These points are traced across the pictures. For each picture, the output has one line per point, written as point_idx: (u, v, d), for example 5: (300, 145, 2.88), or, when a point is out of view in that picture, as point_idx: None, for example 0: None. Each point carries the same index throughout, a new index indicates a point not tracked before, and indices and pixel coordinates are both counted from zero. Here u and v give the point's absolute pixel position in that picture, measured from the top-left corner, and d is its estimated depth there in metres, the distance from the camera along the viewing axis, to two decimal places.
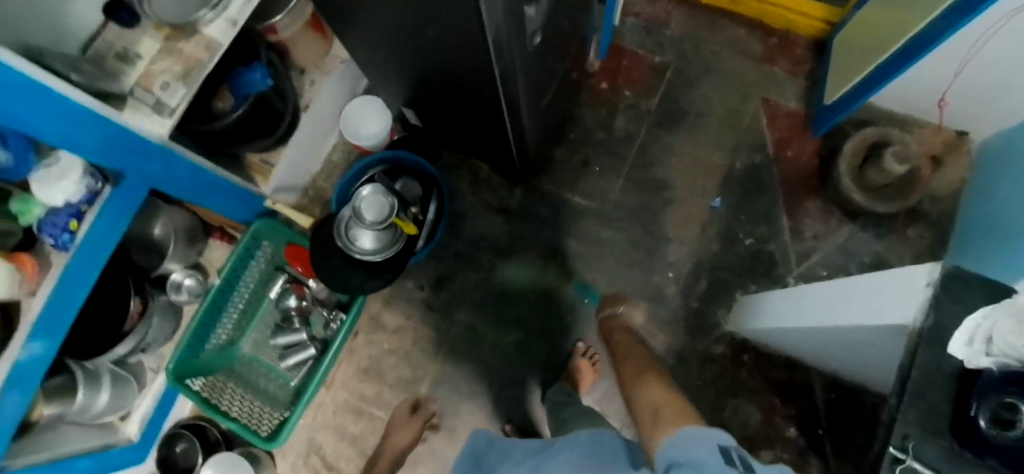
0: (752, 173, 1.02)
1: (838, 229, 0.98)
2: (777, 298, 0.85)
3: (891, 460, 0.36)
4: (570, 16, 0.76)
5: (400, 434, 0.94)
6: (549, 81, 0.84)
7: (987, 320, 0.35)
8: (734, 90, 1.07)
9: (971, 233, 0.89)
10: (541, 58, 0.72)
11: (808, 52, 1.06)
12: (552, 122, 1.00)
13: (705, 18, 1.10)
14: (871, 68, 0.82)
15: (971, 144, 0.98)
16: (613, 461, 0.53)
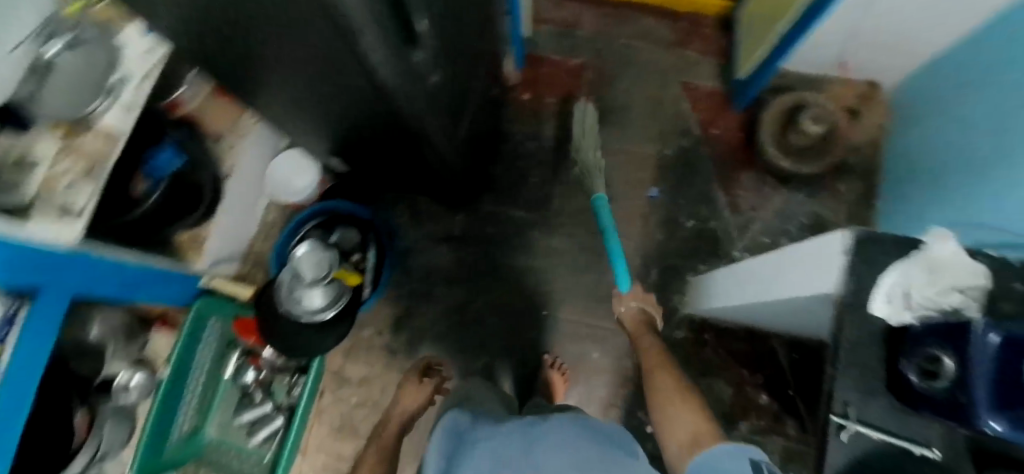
0: (682, 157, 1.05)
1: (773, 197, 1.01)
2: (720, 277, 0.85)
3: (836, 426, 0.38)
4: (470, 43, 0.76)
5: (409, 399, 0.91)
6: (465, 105, 0.82)
7: (900, 279, 0.38)
8: (653, 79, 1.08)
9: (912, 178, 0.90)
10: (450, 87, 0.70)
11: (716, 31, 1.08)
12: (483, 142, 0.99)
13: (613, 13, 1.10)
14: (778, 36, 0.82)
15: (883, 91, 1.01)
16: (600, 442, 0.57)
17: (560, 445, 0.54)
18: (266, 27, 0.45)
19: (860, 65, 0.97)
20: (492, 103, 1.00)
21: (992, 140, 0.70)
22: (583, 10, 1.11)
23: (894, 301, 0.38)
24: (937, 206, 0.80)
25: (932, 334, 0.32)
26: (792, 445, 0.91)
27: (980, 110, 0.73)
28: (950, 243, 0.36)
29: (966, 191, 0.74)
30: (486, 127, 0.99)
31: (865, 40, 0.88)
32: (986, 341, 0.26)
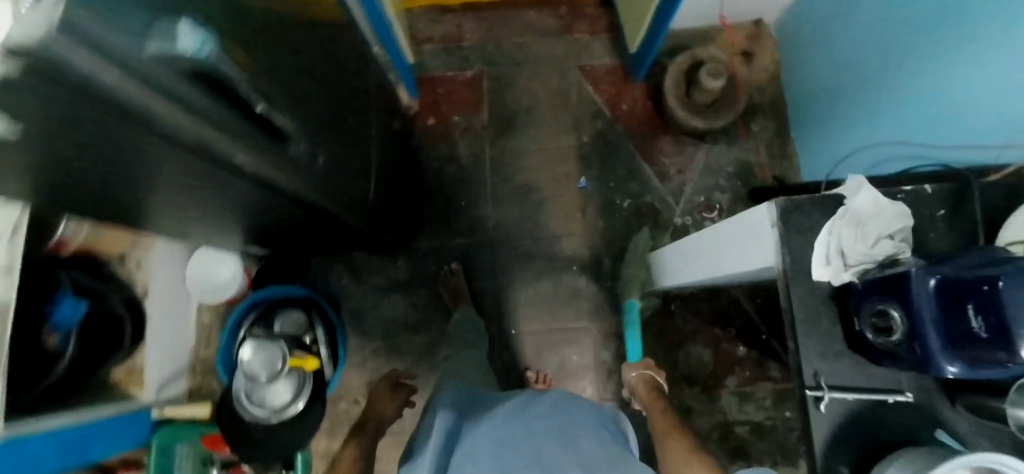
0: (602, 140, 1.06)
1: (695, 154, 1.04)
2: (666, 254, 0.85)
3: (814, 397, 0.45)
4: (354, 101, 0.73)
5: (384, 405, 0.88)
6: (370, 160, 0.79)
7: (832, 235, 0.46)
8: (552, 72, 1.08)
9: (823, 103, 0.91)
10: (344, 153, 0.66)
11: (597, 8, 1.09)
12: (402, 184, 0.96)
13: (493, 16, 1.09)
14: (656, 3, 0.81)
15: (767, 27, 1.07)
16: (577, 422, 0.61)
17: (547, 417, 0.59)
18: (113, 180, 0.40)
19: (736, 10, 1.01)
20: (398, 140, 0.96)
21: (889, 54, 0.70)
22: (463, 20, 1.09)
23: (834, 260, 0.46)
24: (850, 123, 0.83)
25: (872, 290, 0.42)
26: (781, 387, 0.93)
27: (867, 25, 0.74)
28: (869, 195, 0.44)
29: (872, 106, 0.76)
30: (399, 166, 0.95)
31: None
32: (928, 287, 0.37)
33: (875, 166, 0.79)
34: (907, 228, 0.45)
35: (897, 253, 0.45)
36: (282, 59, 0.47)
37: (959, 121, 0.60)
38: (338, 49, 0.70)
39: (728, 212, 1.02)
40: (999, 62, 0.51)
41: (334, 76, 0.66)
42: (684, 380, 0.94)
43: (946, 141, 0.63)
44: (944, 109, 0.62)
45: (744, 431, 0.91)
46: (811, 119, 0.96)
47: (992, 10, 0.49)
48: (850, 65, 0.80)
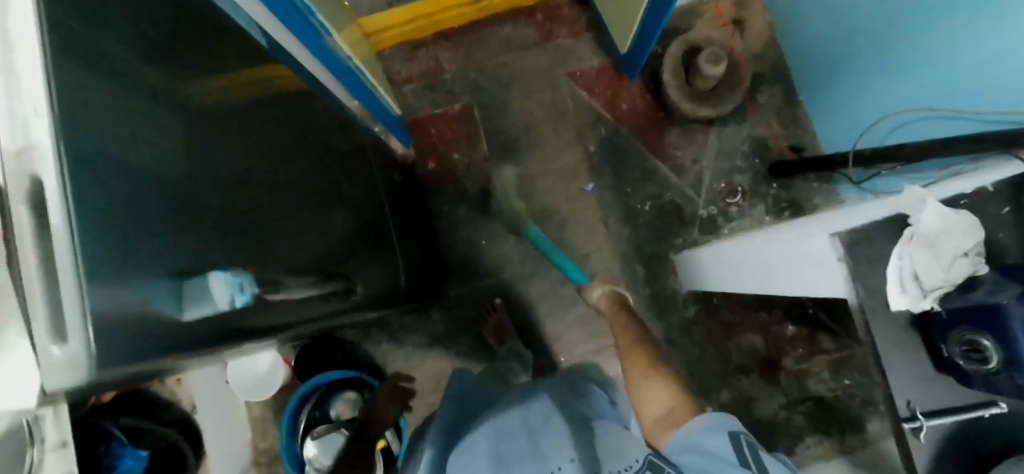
0: (609, 146, 1.02)
1: (706, 140, 1.01)
2: (711, 259, 0.85)
3: (912, 427, 0.50)
4: (340, 171, 0.68)
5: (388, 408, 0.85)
6: (372, 225, 0.74)
7: (905, 262, 0.50)
8: (542, 85, 1.03)
9: (835, 71, 0.89)
10: (348, 239, 0.62)
11: (573, 7, 1.03)
12: (421, 238, 0.94)
13: (468, 40, 1.04)
14: (643, 3, 0.76)
15: None
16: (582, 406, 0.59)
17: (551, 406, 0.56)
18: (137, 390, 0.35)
19: None
20: (405, 195, 0.94)
21: (907, 10, 0.67)
22: (438, 52, 1.05)
23: (910, 286, 0.50)
24: (873, 82, 0.80)
25: (959, 321, 0.47)
26: (836, 357, 0.94)
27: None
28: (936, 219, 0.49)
29: (900, 61, 0.73)
30: (414, 221, 0.93)
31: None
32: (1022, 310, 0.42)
33: (899, 131, 0.78)
34: (981, 240, 0.48)
35: (975, 269, 0.48)
36: (275, 194, 0.44)
37: (999, 80, 0.57)
38: (320, 131, 0.65)
39: (752, 193, 1.01)
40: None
41: (316, 157, 0.60)
42: (740, 370, 0.96)
43: (974, 107, 0.62)
44: (980, 70, 0.59)
45: (809, 407, 0.93)
46: (823, 81, 0.94)
47: None
48: (868, 22, 0.76)
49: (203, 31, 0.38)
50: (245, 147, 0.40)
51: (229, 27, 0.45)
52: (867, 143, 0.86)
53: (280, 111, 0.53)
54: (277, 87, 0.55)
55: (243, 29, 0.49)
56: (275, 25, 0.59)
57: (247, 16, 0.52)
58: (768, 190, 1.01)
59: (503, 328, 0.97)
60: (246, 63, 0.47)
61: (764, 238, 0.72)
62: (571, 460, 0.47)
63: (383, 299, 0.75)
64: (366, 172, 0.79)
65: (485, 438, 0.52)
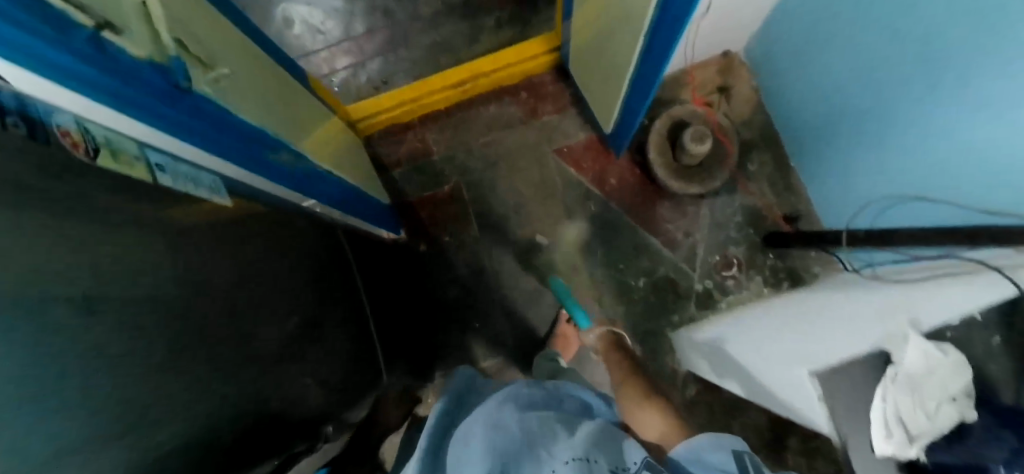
0: (601, 221, 1.03)
1: (698, 213, 1.02)
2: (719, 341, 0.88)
3: None
4: (307, 276, 0.71)
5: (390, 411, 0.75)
6: (335, 319, 0.76)
7: (890, 403, 0.52)
8: (531, 163, 1.05)
9: (828, 141, 0.89)
10: (305, 348, 0.64)
11: (557, 84, 1.05)
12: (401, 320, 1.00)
13: (455, 121, 1.06)
14: (626, 83, 0.78)
15: (737, 58, 1.03)
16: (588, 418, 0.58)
17: (547, 410, 0.54)
18: None
19: (704, 51, 0.97)
20: (380, 285, 1.01)
21: (898, 94, 0.68)
22: (426, 134, 1.07)
23: (895, 431, 0.51)
24: (864, 153, 0.80)
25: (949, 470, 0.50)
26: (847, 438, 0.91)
27: (858, 51, 0.72)
28: (920, 352, 0.51)
29: (894, 139, 0.72)
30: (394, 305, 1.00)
31: (713, 18, 0.83)
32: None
33: (895, 212, 0.77)
34: (965, 384, 0.50)
35: (961, 415, 0.50)
36: (242, 363, 0.48)
37: (983, 176, 0.58)
38: (291, 237, 0.69)
39: (748, 264, 1.01)
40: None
41: (279, 270, 0.63)
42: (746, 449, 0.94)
43: (963, 198, 0.63)
44: (967, 161, 0.60)
45: None
46: (815, 151, 0.94)
47: (1018, 95, 0.48)
48: (859, 96, 0.76)
49: (151, 229, 0.38)
50: (206, 342, 0.42)
51: (180, 210, 0.45)
52: (865, 219, 0.85)
53: (243, 231, 0.56)
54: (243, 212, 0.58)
55: (205, 197, 0.49)
56: (251, 177, 0.58)
57: (207, 180, 0.50)
58: (765, 261, 1.01)
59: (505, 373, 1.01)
60: (200, 240, 0.46)
61: (772, 345, 0.74)
62: (567, 463, 0.42)
63: (351, 391, 0.76)
64: (340, 271, 0.83)
65: (479, 420, 0.47)
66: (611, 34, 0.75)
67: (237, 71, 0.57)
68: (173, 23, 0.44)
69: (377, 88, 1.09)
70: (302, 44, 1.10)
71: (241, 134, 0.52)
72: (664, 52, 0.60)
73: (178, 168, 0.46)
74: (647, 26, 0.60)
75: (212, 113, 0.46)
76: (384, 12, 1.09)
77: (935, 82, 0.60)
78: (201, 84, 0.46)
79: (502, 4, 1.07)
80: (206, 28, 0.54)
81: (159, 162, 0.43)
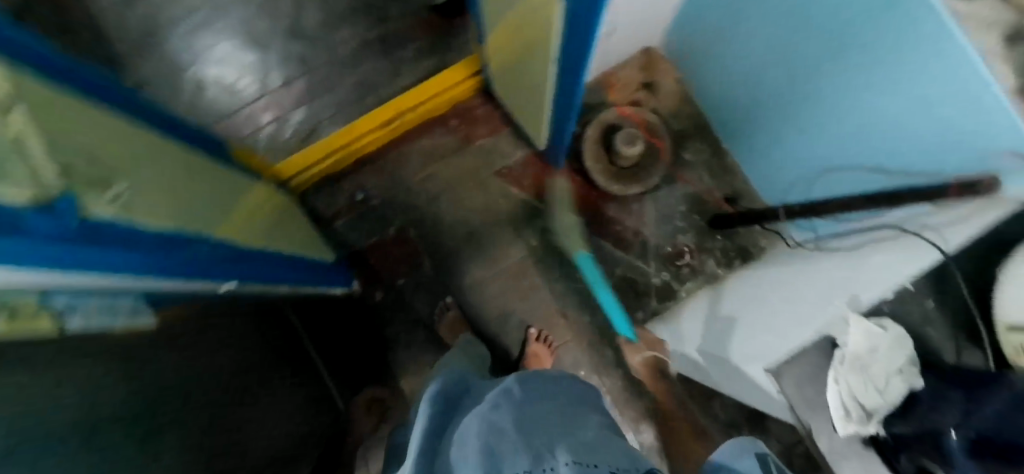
0: (552, 234, 1.03)
1: (643, 210, 1.03)
2: (686, 330, 0.92)
3: None
4: (246, 350, 0.71)
5: (361, 423, 0.97)
6: (280, 386, 0.76)
7: (845, 384, 0.53)
8: (473, 189, 1.04)
9: (752, 123, 0.92)
10: (241, 427, 0.64)
11: (486, 107, 1.05)
12: (363, 355, 1.02)
13: (391, 160, 1.05)
14: (550, 99, 0.79)
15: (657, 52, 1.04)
16: (572, 404, 0.62)
17: (541, 410, 0.57)
18: None
19: (622, 53, 0.98)
20: (332, 334, 1.01)
21: (811, 71, 0.70)
22: (363, 178, 1.05)
23: (853, 411, 0.52)
24: (788, 131, 0.83)
25: (908, 444, 0.51)
26: None
27: (777, 34, 0.72)
28: (863, 331, 0.51)
29: (814, 114, 0.74)
30: (349, 341, 1.02)
31: (625, 20, 0.84)
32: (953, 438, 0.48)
33: (823, 182, 0.81)
34: (908, 354, 0.53)
35: (909, 385, 0.54)
36: (206, 431, 0.56)
37: (906, 138, 0.61)
38: (224, 315, 0.69)
39: (699, 249, 1.02)
40: (951, 88, 0.49)
41: (211, 354, 0.63)
42: None
43: (889, 164, 0.66)
44: (889, 126, 0.63)
45: None
46: (742, 132, 0.96)
47: (921, 60, 0.50)
48: (773, 76, 0.79)
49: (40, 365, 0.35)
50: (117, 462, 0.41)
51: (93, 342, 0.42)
52: (798, 193, 0.88)
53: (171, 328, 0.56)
54: (165, 315, 0.55)
55: (115, 325, 0.44)
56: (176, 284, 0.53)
57: (123, 305, 0.46)
58: (714, 244, 1.02)
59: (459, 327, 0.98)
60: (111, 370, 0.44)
61: (749, 318, 0.77)
62: (567, 464, 0.44)
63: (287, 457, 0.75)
64: (278, 337, 0.83)
65: (476, 428, 0.50)
66: (526, 53, 0.75)
67: (144, 170, 0.54)
68: (58, 141, 0.37)
69: (302, 139, 1.05)
70: (218, 105, 1.05)
71: (155, 245, 0.48)
72: (580, 63, 0.60)
73: (92, 303, 0.41)
74: (556, 40, 0.60)
75: (120, 235, 0.42)
76: (298, 60, 1.05)
77: (843, 57, 0.62)
78: (104, 207, 0.40)
79: (417, 35, 1.05)
80: (91, 132, 0.48)
81: (70, 304, 0.38)
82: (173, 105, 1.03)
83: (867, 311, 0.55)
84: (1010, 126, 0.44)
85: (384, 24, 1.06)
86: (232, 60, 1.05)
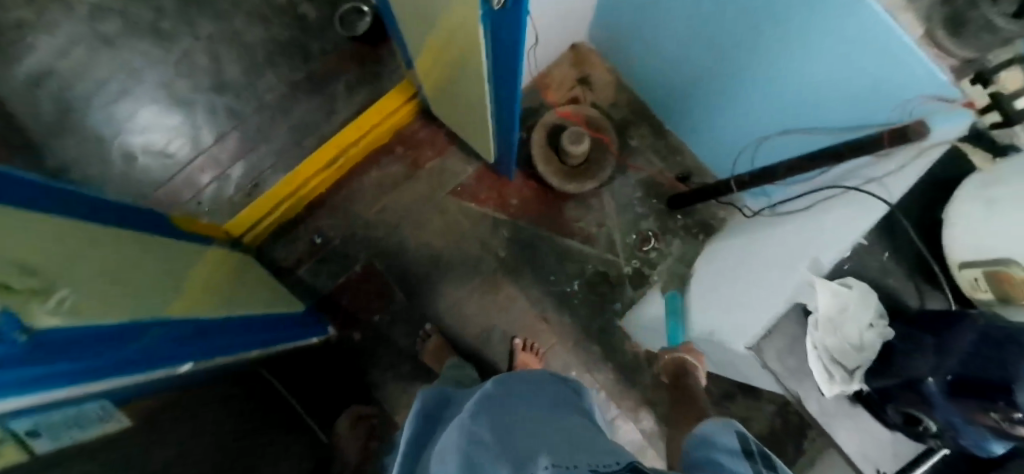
0: (518, 242, 1.03)
1: (602, 202, 1.03)
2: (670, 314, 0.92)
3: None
4: (229, 425, 0.67)
5: (349, 445, 0.88)
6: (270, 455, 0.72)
7: (821, 347, 0.52)
8: (432, 212, 1.03)
9: (688, 102, 0.93)
10: None
11: (429, 129, 1.05)
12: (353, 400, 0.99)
13: (343, 199, 1.03)
14: (490, 111, 0.79)
15: (586, 48, 1.05)
16: (546, 401, 0.60)
17: (518, 409, 0.55)
18: None
19: (552, 54, 0.99)
20: (313, 388, 0.97)
21: (732, 45, 0.72)
22: (318, 221, 1.03)
23: (836, 372, 0.51)
24: (723, 104, 0.85)
25: (892, 396, 0.47)
26: None
27: (694, 12, 0.72)
28: (831, 293, 0.50)
29: (744, 83, 0.76)
30: (334, 384, 1.00)
31: (548, 24, 0.84)
32: (932, 386, 0.43)
33: (766, 148, 0.82)
34: (877, 306, 0.51)
35: (882, 337, 0.51)
36: None
37: (829, 94, 0.63)
38: (201, 395, 0.65)
39: (663, 232, 1.04)
40: (863, 38, 0.50)
41: (197, 440, 0.58)
42: None
43: (822, 121, 0.68)
44: (814, 87, 0.64)
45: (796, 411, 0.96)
46: (680, 113, 0.98)
47: (833, 17, 0.51)
48: (697, 53, 0.80)
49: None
50: None
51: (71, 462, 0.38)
52: (746, 163, 0.90)
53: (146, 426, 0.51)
54: (134, 412, 0.50)
55: (77, 436, 0.40)
56: (140, 377, 0.50)
57: (86, 412, 0.42)
58: (676, 223, 1.04)
59: (444, 350, 0.95)
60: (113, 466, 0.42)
61: (721, 302, 0.76)
62: (547, 468, 0.38)
63: None
64: (258, 403, 0.78)
65: (457, 442, 0.48)
66: (455, 71, 0.74)
67: (83, 261, 0.51)
68: None
69: (248, 193, 1.02)
70: (151, 174, 1.00)
71: (99, 342, 0.45)
72: (512, 70, 0.60)
73: (52, 420, 0.38)
74: (484, 52, 0.59)
75: (57, 343, 0.39)
76: (228, 112, 1.02)
77: (758, 26, 0.64)
78: (50, 314, 0.39)
79: (346, 69, 1.04)
80: (20, 233, 0.45)
81: (31, 427, 0.35)
82: (103, 182, 0.98)
83: (833, 272, 0.54)
84: (924, 66, 0.45)
85: (309, 63, 1.03)
86: (158, 125, 1.01)
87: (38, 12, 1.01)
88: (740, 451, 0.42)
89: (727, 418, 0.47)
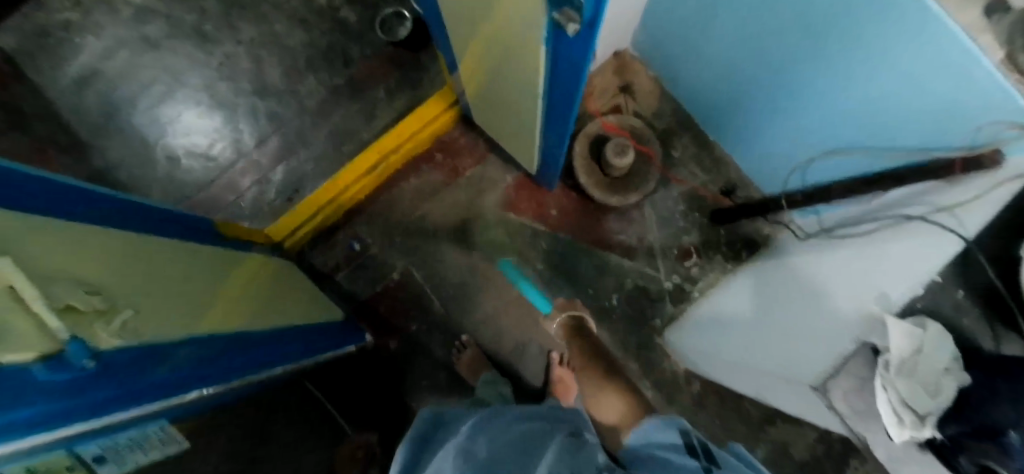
0: (557, 253, 1.02)
1: (643, 215, 1.02)
2: (707, 337, 0.93)
3: None
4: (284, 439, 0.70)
5: None
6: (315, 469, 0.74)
7: (891, 389, 0.48)
8: (471, 220, 1.03)
9: (736, 113, 0.90)
10: None
11: (469, 136, 1.04)
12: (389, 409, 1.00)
13: (381, 205, 1.03)
14: (537, 125, 0.77)
15: (630, 56, 1.03)
16: (560, 423, 0.60)
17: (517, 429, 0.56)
18: None
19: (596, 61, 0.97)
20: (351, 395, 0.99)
21: (791, 61, 0.68)
22: (356, 227, 1.03)
23: (904, 415, 0.47)
24: (774, 119, 0.81)
25: (965, 444, 0.44)
26: None
27: (745, 23, 0.70)
28: (904, 335, 0.46)
29: (800, 101, 0.73)
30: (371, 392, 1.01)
31: None
32: (1013, 439, 0.39)
33: (820, 169, 0.79)
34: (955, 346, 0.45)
35: (958, 382, 0.46)
36: None
37: (894, 123, 0.59)
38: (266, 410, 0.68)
39: (705, 247, 1.02)
40: (936, 68, 0.46)
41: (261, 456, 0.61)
42: (763, 420, 0.96)
43: (883, 149, 0.64)
44: (880, 112, 0.60)
45: None
46: (726, 124, 0.95)
47: (904, 45, 0.48)
48: (749, 63, 0.77)
49: None
50: None
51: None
52: (797, 182, 0.87)
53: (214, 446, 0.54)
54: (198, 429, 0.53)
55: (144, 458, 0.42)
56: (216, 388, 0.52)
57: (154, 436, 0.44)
58: (719, 238, 1.02)
59: (479, 363, 0.96)
60: None
61: (774, 322, 0.76)
62: None
63: None
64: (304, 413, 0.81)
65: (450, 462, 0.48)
66: (504, 84, 0.72)
67: (141, 276, 0.52)
68: (58, 285, 0.36)
69: (289, 198, 1.02)
70: (195, 177, 1.00)
71: (169, 358, 0.46)
72: (569, 91, 0.58)
73: (121, 443, 0.39)
74: (543, 72, 0.58)
75: (133, 362, 0.40)
76: (269, 116, 1.02)
77: (823, 45, 0.61)
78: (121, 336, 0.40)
79: (385, 73, 1.03)
80: (92, 253, 0.47)
81: (98, 451, 0.37)
82: (149, 185, 0.99)
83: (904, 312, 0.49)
84: (995, 95, 0.41)
85: (349, 68, 1.03)
86: (200, 128, 1.01)
87: (86, 14, 1.03)
88: (683, 445, 0.48)
89: (667, 419, 0.53)
